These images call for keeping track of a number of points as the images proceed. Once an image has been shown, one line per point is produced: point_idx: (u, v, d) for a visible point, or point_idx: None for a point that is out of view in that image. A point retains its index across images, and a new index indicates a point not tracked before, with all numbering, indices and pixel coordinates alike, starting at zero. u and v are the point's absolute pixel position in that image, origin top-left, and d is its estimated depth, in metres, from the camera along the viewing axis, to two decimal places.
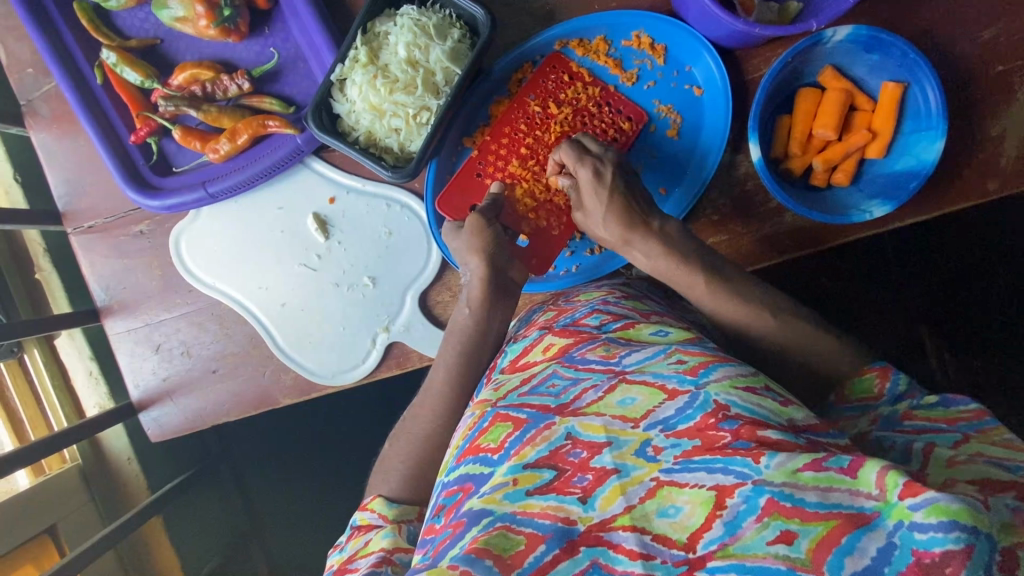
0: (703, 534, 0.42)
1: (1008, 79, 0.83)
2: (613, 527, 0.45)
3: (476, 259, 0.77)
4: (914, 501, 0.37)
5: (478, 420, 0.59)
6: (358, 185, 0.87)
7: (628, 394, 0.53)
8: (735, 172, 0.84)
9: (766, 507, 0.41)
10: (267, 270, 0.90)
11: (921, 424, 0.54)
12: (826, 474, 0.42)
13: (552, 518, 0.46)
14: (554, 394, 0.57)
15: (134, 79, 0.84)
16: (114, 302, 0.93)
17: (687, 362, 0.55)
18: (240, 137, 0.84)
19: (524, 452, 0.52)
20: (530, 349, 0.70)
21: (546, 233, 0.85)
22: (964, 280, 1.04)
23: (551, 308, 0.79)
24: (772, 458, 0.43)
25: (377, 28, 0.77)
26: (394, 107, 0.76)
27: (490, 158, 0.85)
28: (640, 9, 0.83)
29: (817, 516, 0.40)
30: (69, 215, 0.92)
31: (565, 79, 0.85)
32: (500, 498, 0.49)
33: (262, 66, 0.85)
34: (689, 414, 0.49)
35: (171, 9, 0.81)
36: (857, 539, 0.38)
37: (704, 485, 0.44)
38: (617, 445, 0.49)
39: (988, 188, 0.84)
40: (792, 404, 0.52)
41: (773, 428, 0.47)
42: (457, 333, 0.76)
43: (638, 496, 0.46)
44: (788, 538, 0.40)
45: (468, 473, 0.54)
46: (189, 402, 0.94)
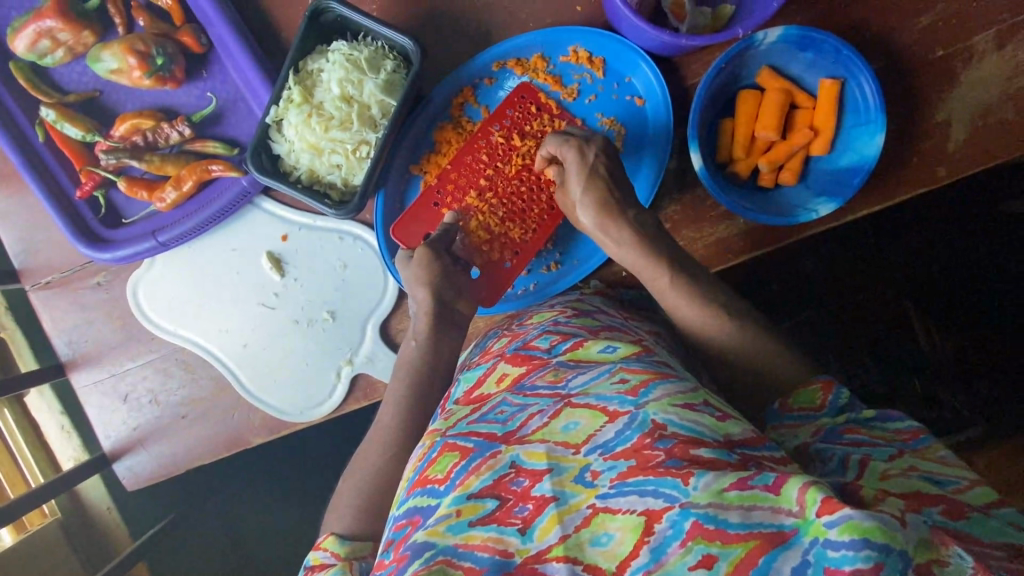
0: (631, 562, 0.41)
1: (950, 63, 0.82)
2: (547, 557, 0.43)
3: (423, 291, 0.77)
4: (830, 518, 0.37)
5: (427, 451, 0.56)
6: (309, 220, 0.87)
7: (572, 419, 0.51)
8: (683, 179, 0.84)
9: (691, 530, 0.40)
10: (227, 311, 0.90)
11: (859, 438, 0.54)
12: (751, 492, 0.41)
13: (490, 551, 0.45)
14: (501, 421, 0.56)
15: (75, 134, 0.84)
16: (78, 356, 0.93)
17: (630, 381, 0.53)
18: (186, 184, 0.84)
19: (469, 482, 0.50)
20: (485, 379, 0.68)
21: (497, 268, 0.84)
22: (931, 258, 1.07)
23: (504, 335, 0.77)
24: (700, 478, 0.42)
25: (309, 67, 0.77)
26: (332, 144, 0.76)
27: (448, 189, 0.84)
28: (574, 24, 0.83)
29: (737, 537, 0.39)
30: (25, 272, 0.92)
31: (531, 109, 0.84)
32: (443, 530, 0.47)
33: (201, 111, 0.85)
34: (628, 435, 0.48)
35: (105, 62, 0.81)
36: (774, 559, 0.38)
37: (634, 510, 0.43)
38: (556, 472, 0.47)
39: (938, 173, 0.83)
40: (730, 417, 0.51)
41: (707, 446, 0.46)
42: (405, 368, 0.75)
43: (574, 525, 0.44)
44: (709, 562, 0.39)
45: (416, 506, 0.52)
46: (161, 450, 0.94)
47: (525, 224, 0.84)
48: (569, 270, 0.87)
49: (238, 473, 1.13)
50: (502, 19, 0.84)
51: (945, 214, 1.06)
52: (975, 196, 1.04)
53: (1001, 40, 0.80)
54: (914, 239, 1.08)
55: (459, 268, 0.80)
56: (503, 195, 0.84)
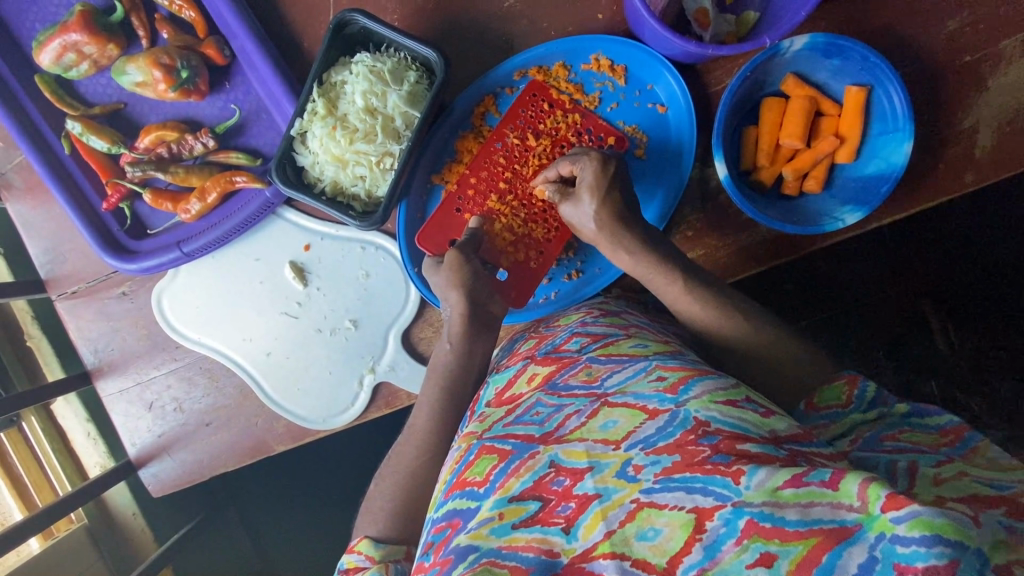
0: (683, 558, 0.42)
1: (978, 68, 0.81)
2: (594, 556, 0.44)
3: (456, 292, 0.77)
4: (897, 514, 0.37)
5: (465, 453, 0.59)
6: (332, 230, 0.87)
7: (611, 417, 0.53)
8: (706, 186, 0.83)
9: (746, 529, 0.41)
10: (249, 320, 0.91)
11: (901, 443, 0.52)
12: (807, 489, 0.41)
13: (535, 551, 0.46)
14: (539, 423, 0.57)
15: (100, 146, 0.85)
16: (104, 364, 0.94)
17: (668, 379, 0.54)
18: (210, 195, 0.85)
19: (509, 484, 0.52)
20: (515, 380, 0.69)
21: (524, 269, 0.84)
22: (954, 261, 1.06)
23: (532, 337, 0.79)
24: (752, 477, 0.42)
25: (333, 79, 0.77)
26: (357, 156, 0.77)
27: (470, 193, 0.84)
28: (596, 32, 0.83)
29: (797, 535, 0.39)
30: (52, 282, 0.93)
31: (545, 107, 0.84)
32: (486, 533, 0.49)
33: (225, 122, 0.85)
34: (670, 431, 0.49)
35: (130, 75, 0.82)
36: (838, 556, 0.38)
37: (684, 507, 0.43)
38: (598, 469, 0.49)
39: (964, 180, 0.83)
40: (774, 414, 0.52)
41: (754, 441, 0.46)
42: (439, 371, 0.75)
43: (619, 521, 0.45)
44: (768, 560, 0.39)
45: (455, 508, 0.54)
46: (186, 456, 0.95)
47: (547, 223, 0.84)
48: (591, 278, 0.87)
49: (261, 478, 1.14)
50: (524, 28, 0.83)
51: (968, 220, 1.05)
52: (998, 201, 1.03)
53: None
54: (941, 241, 1.06)
55: (487, 272, 0.81)
56: (523, 197, 0.84)
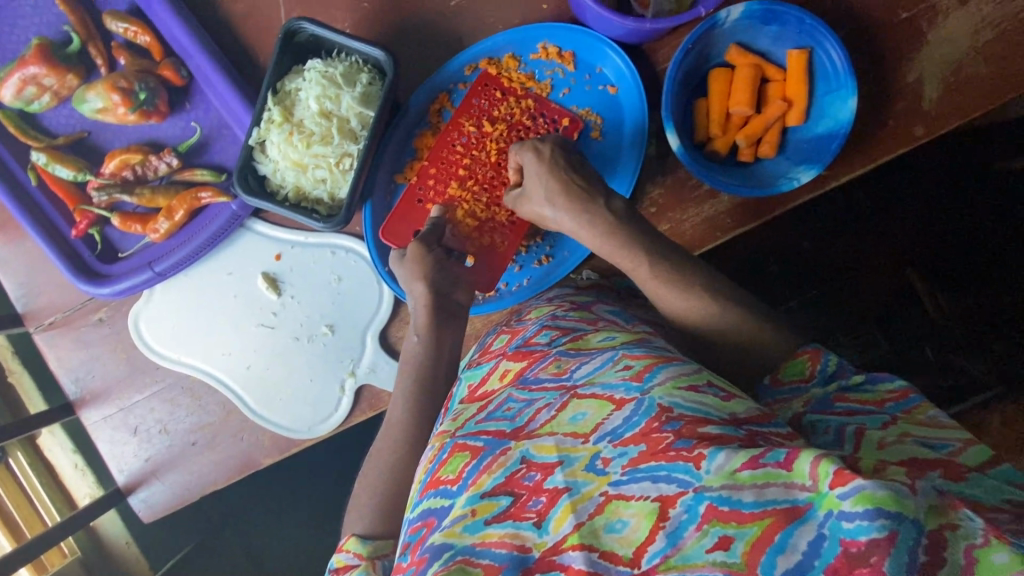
0: (648, 547, 0.40)
1: (916, 24, 0.83)
2: (564, 548, 0.42)
3: (420, 284, 0.77)
4: (843, 490, 0.35)
5: (437, 452, 0.56)
6: (301, 237, 0.88)
7: (580, 410, 0.51)
8: (663, 161, 0.84)
9: (706, 514, 0.39)
10: (226, 334, 0.91)
11: (851, 406, 0.55)
12: (763, 470, 0.39)
13: (508, 547, 0.44)
14: (509, 418, 0.55)
15: (66, 174, 0.86)
16: (86, 393, 0.94)
17: (633, 367, 0.53)
18: (177, 214, 0.86)
19: (481, 481, 0.49)
20: (488, 378, 0.68)
21: (491, 252, 0.86)
22: (928, 221, 1.07)
23: (504, 332, 0.76)
24: (712, 461, 0.41)
25: (287, 87, 0.79)
26: (315, 160, 0.78)
27: (430, 184, 0.86)
28: (542, 21, 0.85)
29: (752, 516, 0.38)
30: (29, 315, 0.93)
31: (496, 96, 0.86)
32: (460, 531, 0.46)
33: (187, 141, 0.87)
34: (636, 420, 0.47)
35: (91, 102, 0.84)
36: (790, 535, 0.36)
37: (648, 497, 0.42)
38: (567, 463, 0.47)
39: (916, 132, 0.84)
40: (735, 397, 0.50)
41: (714, 423, 0.45)
42: (409, 364, 0.75)
43: (588, 513, 0.43)
44: (726, 543, 0.38)
45: (430, 507, 0.52)
46: (175, 478, 0.94)
47: (509, 204, 0.86)
48: (560, 262, 0.88)
49: (256, 499, 1.14)
50: (472, 24, 0.85)
51: (931, 177, 1.07)
52: (956, 154, 1.06)
53: None
54: (909, 202, 1.08)
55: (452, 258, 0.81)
56: (483, 181, 0.86)
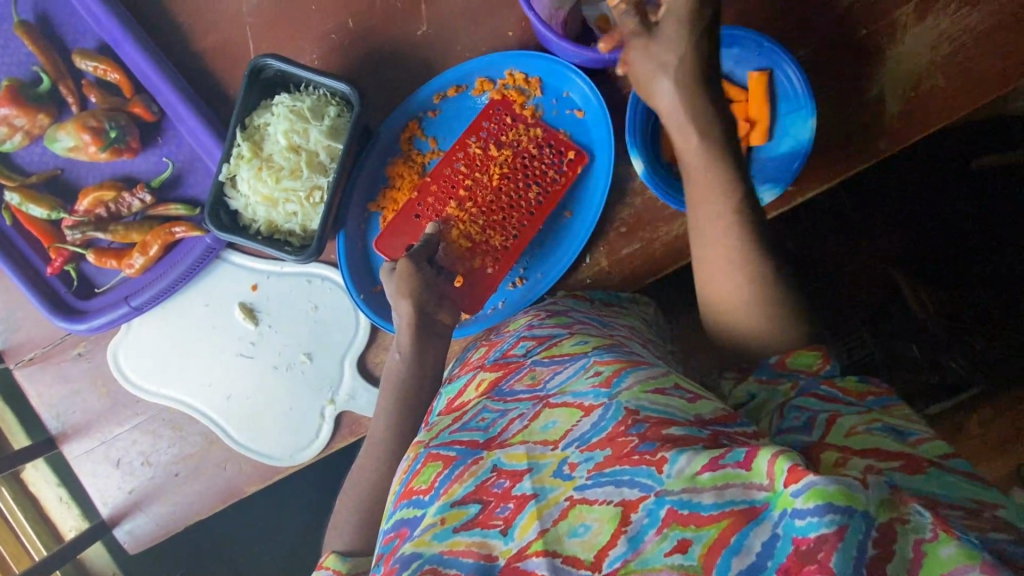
0: (609, 551, 0.40)
1: (876, 39, 0.85)
2: (527, 554, 0.42)
3: (406, 302, 0.77)
4: (796, 488, 0.36)
5: (412, 463, 0.55)
6: (277, 267, 0.89)
7: (551, 418, 0.52)
8: (631, 182, 0.85)
9: (666, 518, 0.39)
10: (206, 366, 0.92)
11: (832, 392, 0.55)
12: (723, 472, 0.40)
13: (474, 556, 0.43)
14: (483, 428, 0.55)
15: (40, 213, 0.87)
16: (67, 428, 0.94)
17: (603, 372, 0.53)
18: (151, 248, 0.87)
19: (452, 489, 0.49)
20: (466, 389, 0.68)
21: (478, 274, 0.86)
22: (902, 228, 1.09)
23: (483, 344, 0.78)
24: (673, 464, 0.41)
25: (255, 122, 0.80)
26: (286, 194, 0.79)
27: (429, 200, 0.87)
28: (508, 48, 0.86)
29: (711, 518, 0.38)
30: (8, 352, 0.94)
31: (507, 121, 0.87)
32: (429, 539, 0.45)
33: (160, 176, 0.87)
34: (604, 425, 0.48)
35: (62, 140, 0.85)
36: (745, 535, 0.36)
37: (611, 501, 0.42)
38: (535, 470, 0.47)
39: (879, 146, 0.86)
40: (702, 398, 0.51)
41: (678, 425, 0.46)
42: (391, 384, 0.76)
43: (552, 519, 0.43)
44: (684, 546, 0.38)
45: (403, 518, 0.50)
46: (158, 509, 0.95)
47: (506, 230, 0.86)
48: (534, 284, 0.89)
49: (244, 524, 1.15)
50: (439, 52, 0.87)
51: (904, 185, 1.09)
52: (925, 163, 1.07)
53: (921, 12, 0.83)
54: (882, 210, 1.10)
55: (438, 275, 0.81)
56: (482, 204, 0.86)
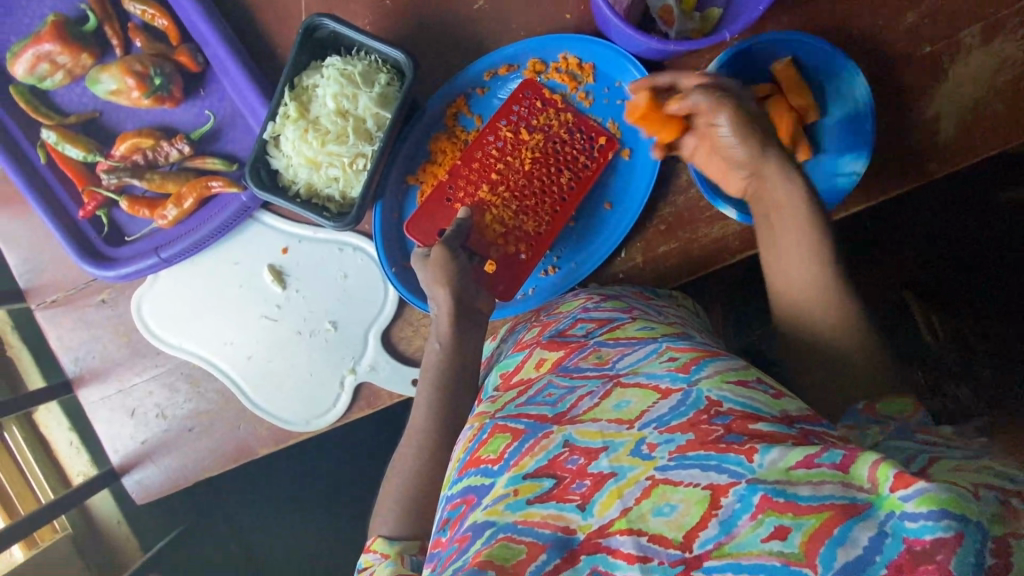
0: (699, 533, 0.41)
1: (939, 58, 0.83)
2: (610, 531, 0.44)
3: (443, 291, 0.77)
4: (905, 492, 0.35)
5: (477, 433, 0.58)
6: (310, 232, 0.88)
7: (623, 398, 0.53)
8: (676, 180, 0.84)
9: (760, 504, 0.40)
10: (227, 324, 0.91)
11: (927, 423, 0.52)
12: (819, 470, 0.40)
13: (551, 528, 0.45)
14: (551, 403, 0.56)
15: (76, 155, 0.86)
16: (85, 372, 0.94)
17: (678, 359, 0.54)
18: (187, 201, 0.85)
19: (523, 462, 0.51)
20: (523, 365, 0.68)
21: (512, 260, 0.85)
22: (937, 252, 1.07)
23: (535, 325, 0.77)
24: (765, 455, 0.42)
25: (304, 82, 0.78)
26: (329, 158, 0.78)
27: (461, 183, 0.85)
28: (565, 31, 0.84)
29: (810, 509, 0.38)
30: (31, 291, 0.93)
31: (538, 106, 0.85)
32: (502, 509, 0.48)
33: (200, 129, 0.86)
34: (682, 411, 0.48)
35: (104, 83, 0.83)
36: (850, 529, 0.36)
37: (698, 484, 0.43)
38: (611, 448, 0.48)
39: (930, 167, 0.84)
40: (785, 395, 0.51)
41: (766, 420, 0.46)
42: (432, 371, 0.75)
43: (633, 498, 0.44)
44: (783, 533, 0.38)
45: (470, 484, 0.53)
46: (169, 463, 0.95)
47: (537, 217, 0.85)
48: (567, 273, 0.88)
49: (249, 486, 1.15)
50: (495, 28, 0.85)
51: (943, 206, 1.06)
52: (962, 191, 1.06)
53: (987, 36, 0.81)
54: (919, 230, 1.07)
55: (473, 265, 0.82)
56: (515, 189, 0.85)
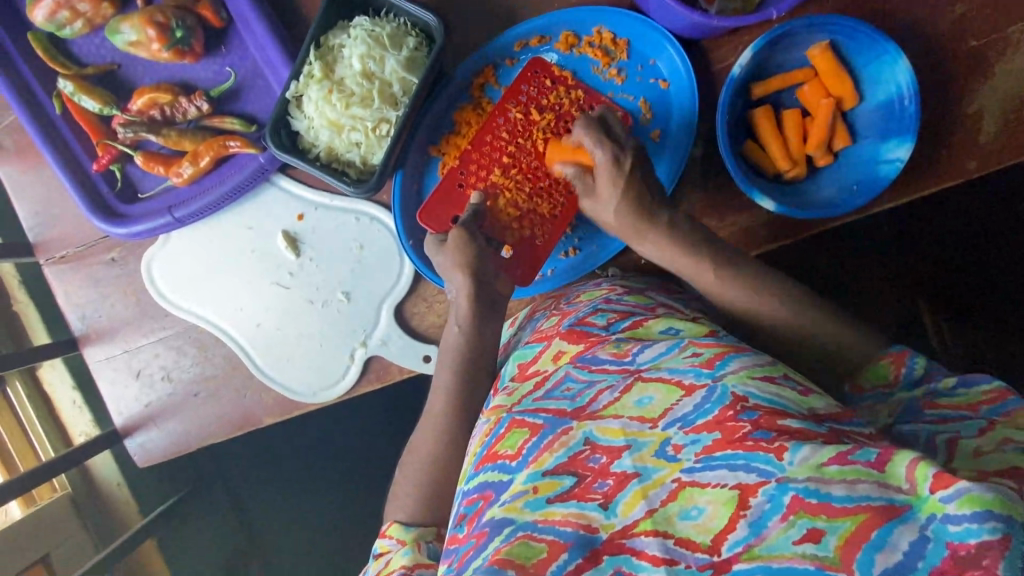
0: (728, 536, 0.38)
1: (984, 54, 0.77)
2: (635, 533, 0.41)
3: (461, 274, 0.75)
4: (945, 493, 0.34)
5: (494, 427, 0.54)
6: (326, 200, 0.86)
7: (646, 394, 0.49)
8: (707, 165, 0.81)
9: (791, 505, 0.38)
10: (237, 290, 0.90)
11: (944, 412, 0.52)
12: (853, 467, 0.38)
13: (573, 526, 0.43)
14: (570, 398, 0.53)
15: (92, 107, 0.84)
16: (91, 331, 0.93)
17: (703, 355, 0.51)
18: (202, 159, 0.83)
19: (543, 458, 0.48)
20: (541, 356, 0.64)
21: (527, 245, 0.81)
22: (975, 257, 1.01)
23: (554, 314, 0.73)
24: (795, 453, 0.39)
25: (330, 41, 0.76)
26: (352, 121, 0.75)
27: (472, 168, 0.82)
28: (601, 5, 0.82)
29: (844, 511, 0.36)
30: (41, 246, 0.91)
31: (547, 84, 0.82)
32: (520, 507, 0.45)
33: (221, 86, 0.84)
34: (707, 408, 0.45)
35: (124, 33, 0.81)
36: (889, 533, 0.35)
37: (726, 484, 0.40)
38: (635, 448, 0.45)
39: (968, 166, 0.79)
40: (813, 393, 0.48)
41: (794, 417, 0.43)
42: (452, 352, 0.73)
43: (660, 499, 0.42)
44: (816, 536, 0.36)
45: (487, 480, 0.50)
46: (173, 427, 0.93)
47: (552, 199, 0.81)
48: (588, 256, 0.85)
49: (243, 452, 1.18)
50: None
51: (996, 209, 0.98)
52: None
53: None
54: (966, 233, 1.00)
55: (492, 249, 0.78)
56: (527, 170, 0.82)
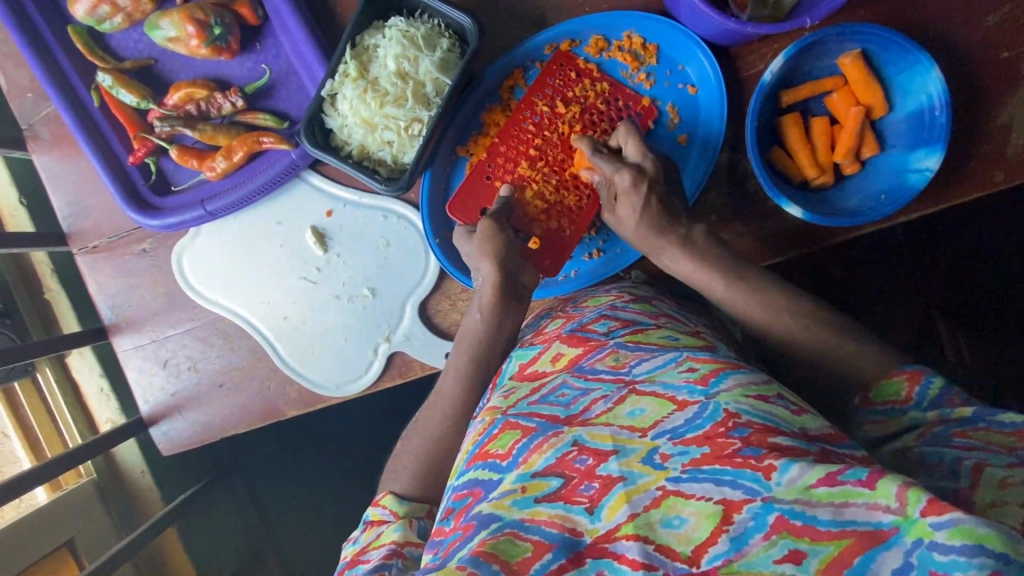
0: (708, 548, 0.39)
1: (1016, 66, 0.77)
2: (617, 536, 0.41)
3: (488, 263, 0.76)
4: (937, 520, 0.35)
5: (488, 427, 0.54)
6: (355, 197, 0.87)
7: (638, 405, 0.50)
8: (733, 171, 0.82)
9: (775, 524, 0.38)
10: (266, 283, 0.91)
11: (973, 441, 0.48)
12: (842, 488, 0.38)
13: (558, 527, 0.43)
14: (563, 404, 0.53)
15: (130, 100, 0.85)
16: (121, 320, 0.94)
17: (699, 370, 0.51)
18: (236, 154, 0.85)
19: (532, 460, 0.48)
20: (539, 358, 0.65)
21: (556, 235, 0.83)
22: (996, 270, 1.00)
23: (559, 317, 0.73)
24: (784, 473, 0.40)
25: (366, 42, 0.77)
26: (385, 121, 0.77)
27: (499, 160, 0.83)
28: (630, 9, 0.82)
29: (829, 535, 0.37)
30: (74, 235, 0.93)
31: (572, 76, 0.84)
32: (508, 505, 0.45)
33: (255, 83, 0.86)
34: (699, 423, 0.46)
35: (163, 29, 0.82)
36: (871, 559, 0.36)
37: (711, 498, 0.41)
38: (623, 453, 0.45)
39: (995, 177, 0.78)
40: (806, 412, 0.49)
41: (785, 434, 0.44)
42: (468, 340, 0.75)
43: (643, 505, 0.42)
44: (797, 557, 0.37)
45: (476, 478, 0.50)
46: (197, 417, 0.95)
47: (579, 190, 0.83)
48: (612, 258, 0.85)
49: (264, 443, 1.22)
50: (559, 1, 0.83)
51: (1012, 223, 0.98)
52: None
53: None
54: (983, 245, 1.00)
55: (521, 241, 0.80)
56: (554, 163, 0.83)
